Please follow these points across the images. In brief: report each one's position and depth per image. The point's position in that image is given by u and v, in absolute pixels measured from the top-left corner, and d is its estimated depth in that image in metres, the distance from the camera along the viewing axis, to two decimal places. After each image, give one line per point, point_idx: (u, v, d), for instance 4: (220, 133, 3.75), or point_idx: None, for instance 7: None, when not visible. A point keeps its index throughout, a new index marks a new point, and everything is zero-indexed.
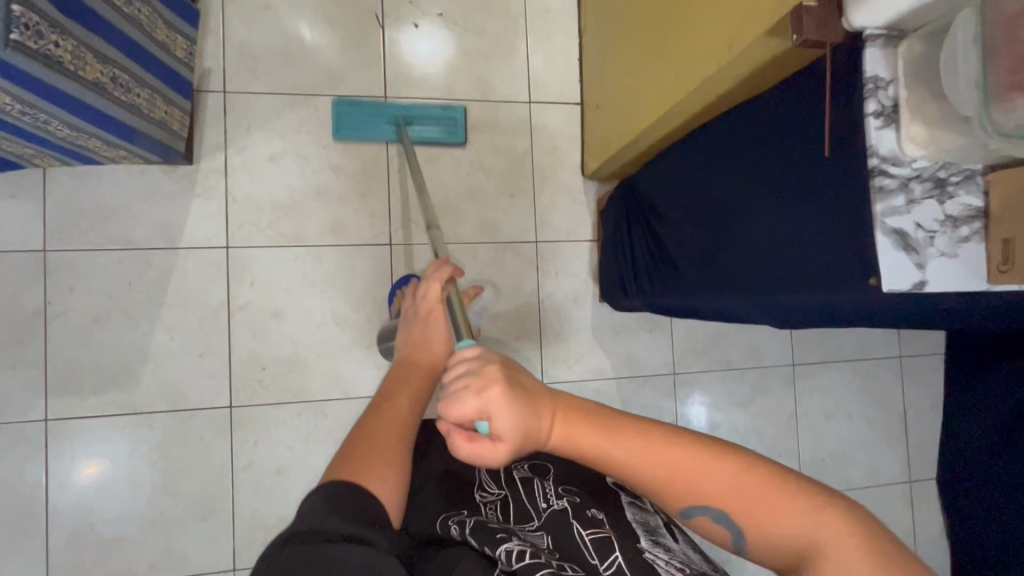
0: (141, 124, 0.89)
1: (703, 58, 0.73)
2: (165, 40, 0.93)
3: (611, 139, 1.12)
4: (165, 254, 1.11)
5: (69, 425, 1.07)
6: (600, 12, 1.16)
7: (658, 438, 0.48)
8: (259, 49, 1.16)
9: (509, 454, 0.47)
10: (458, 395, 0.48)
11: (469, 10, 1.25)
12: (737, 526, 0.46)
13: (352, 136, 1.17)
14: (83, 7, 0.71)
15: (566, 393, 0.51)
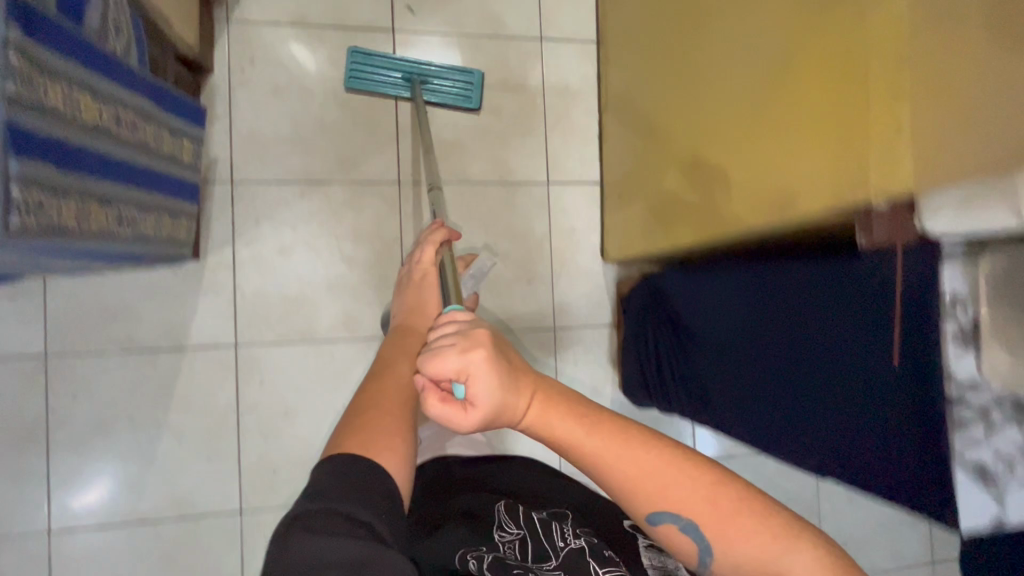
0: (149, 247, 0.84)
1: (758, 196, 0.68)
2: (170, 150, 0.88)
3: (640, 232, 1.07)
4: (171, 355, 1.07)
5: (71, 523, 1.03)
6: (625, 99, 1.13)
7: (635, 448, 0.50)
8: (267, 137, 1.12)
9: (481, 419, 0.49)
10: (442, 352, 0.48)
11: (485, 90, 1.21)
12: (703, 537, 0.50)
13: (363, 87, 1.12)
14: (85, 155, 0.66)
15: (548, 378, 0.53)
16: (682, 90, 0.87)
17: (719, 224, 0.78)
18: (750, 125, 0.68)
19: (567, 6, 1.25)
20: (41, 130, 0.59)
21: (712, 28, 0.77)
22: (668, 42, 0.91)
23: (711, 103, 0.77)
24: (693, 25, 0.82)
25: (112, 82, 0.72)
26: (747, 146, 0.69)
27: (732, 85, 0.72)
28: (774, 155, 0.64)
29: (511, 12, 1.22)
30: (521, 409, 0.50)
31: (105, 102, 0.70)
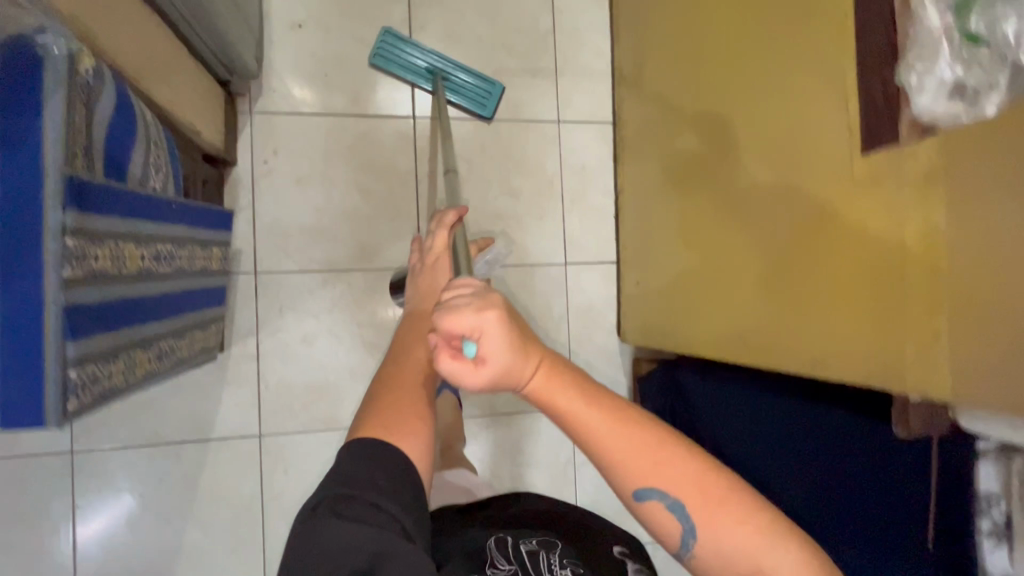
0: (184, 365, 0.85)
1: (790, 298, 0.71)
2: (203, 263, 0.89)
3: (657, 323, 1.10)
4: (197, 446, 1.08)
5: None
6: (645, 191, 1.16)
7: (633, 424, 0.45)
8: (291, 226, 1.13)
9: (488, 382, 0.44)
10: (456, 307, 0.43)
11: (503, 173, 1.24)
12: (689, 523, 0.44)
13: (387, 67, 1.16)
14: (131, 309, 0.67)
15: (564, 359, 0.48)
16: (718, 156, 0.88)
17: (744, 304, 0.81)
18: (794, 216, 0.70)
19: (583, 89, 1.28)
20: (97, 296, 0.60)
21: (758, 103, 0.77)
22: (709, 103, 0.91)
23: (755, 177, 0.78)
24: (739, 90, 0.82)
25: (154, 220, 0.73)
26: (788, 240, 0.71)
27: (779, 168, 0.73)
28: (814, 261, 0.67)
29: (529, 96, 1.25)
30: (528, 376, 0.45)
31: (149, 243, 0.72)
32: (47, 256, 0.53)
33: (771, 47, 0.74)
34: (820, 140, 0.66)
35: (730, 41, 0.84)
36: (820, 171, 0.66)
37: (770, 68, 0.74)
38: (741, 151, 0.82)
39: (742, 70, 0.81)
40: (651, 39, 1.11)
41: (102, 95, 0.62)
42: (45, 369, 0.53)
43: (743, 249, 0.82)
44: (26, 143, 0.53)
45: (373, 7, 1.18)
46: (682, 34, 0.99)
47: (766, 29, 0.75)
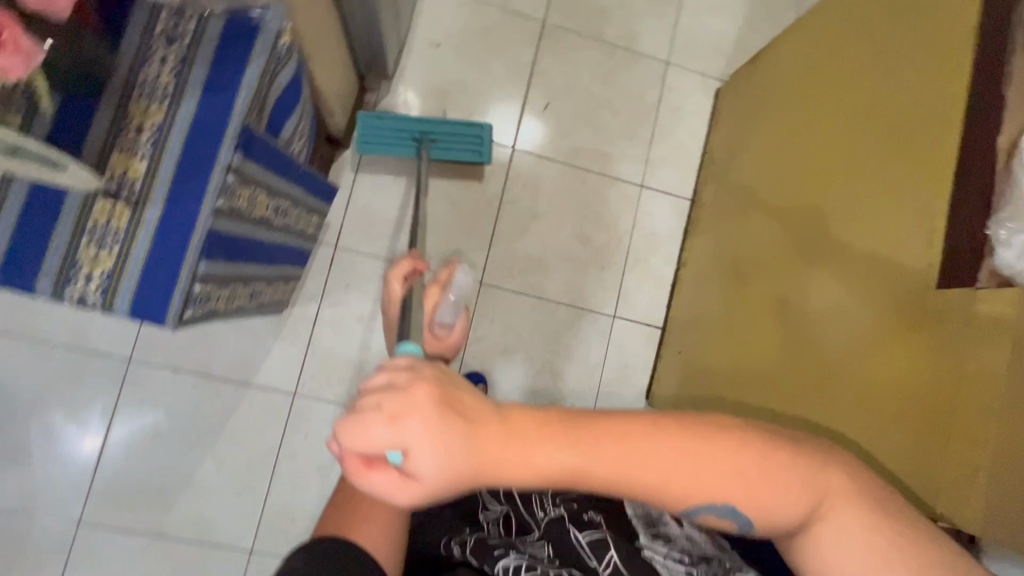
0: (262, 310, 0.93)
1: (835, 384, 0.76)
2: (304, 226, 0.98)
3: (695, 373, 1.15)
4: (235, 388, 1.14)
5: (76, 469, 1.09)
6: (714, 251, 1.22)
7: (647, 449, 0.38)
8: (378, 214, 1.22)
9: (430, 494, 0.36)
10: (365, 421, 0.35)
11: (579, 218, 1.31)
12: (745, 518, 0.40)
13: (376, 152, 1.16)
14: (246, 244, 0.75)
15: (515, 405, 0.38)
16: (793, 239, 0.95)
17: (787, 377, 0.87)
18: (852, 308, 0.76)
19: (671, 163, 1.36)
20: (230, 229, 0.68)
21: (841, 196, 0.84)
22: (794, 188, 0.98)
23: (824, 262, 0.84)
24: (826, 183, 0.89)
25: (285, 179, 0.83)
26: (843, 330, 0.77)
27: (849, 262, 0.79)
28: (867, 355, 0.73)
29: (620, 156, 1.34)
30: (490, 464, 0.36)
31: (276, 197, 0.81)
32: (209, 185, 0.62)
33: (867, 152, 0.81)
34: (898, 246, 0.72)
35: (828, 139, 0.91)
36: (891, 277, 0.72)
37: (861, 171, 0.81)
38: (816, 237, 0.88)
39: (832, 166, 0.88)
40: (751, 131, 1.20)
41: (287, 67, 0.72)
42: (178, 277, 0.62)
43: (801, 331, 0.86)
44: (223, 91, 0.63)
45: (504, 46, 1.31)
46: (785, 128, 1.07)
47: (865, 137, 0.82)
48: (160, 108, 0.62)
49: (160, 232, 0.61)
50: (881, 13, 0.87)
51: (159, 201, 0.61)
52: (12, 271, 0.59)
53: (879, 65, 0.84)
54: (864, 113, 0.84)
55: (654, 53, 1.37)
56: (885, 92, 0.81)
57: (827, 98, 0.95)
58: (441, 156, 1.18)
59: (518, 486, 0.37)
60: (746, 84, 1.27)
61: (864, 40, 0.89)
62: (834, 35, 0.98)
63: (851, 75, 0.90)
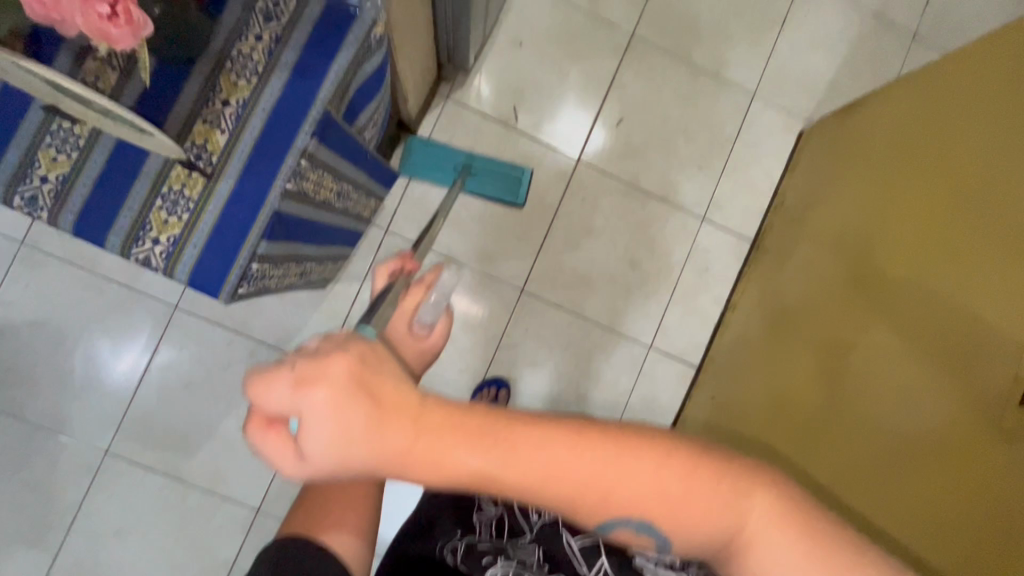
0: (311, 285, 0.94)
1: (902, 474, 0.72)
2: (361, 210, 0.98)
3: (734, 400, 1.13)
4: (269, 351, 1.17)
5: (110, 394, 1.14)
6: (778, 283, 1.18)
7: (559, 456, 0.36)
8: (433, 205, 1.22)
9: (321, 472, 0.35)
10: (270, 378, 0.34)
11: (633, 242, 1.28)
12: (661, 534, 0.38)
13: (418, 174, 1.19)
14: (307, 225, 0.75)
15: (436, 398, 0.36)
16: (866, 311, 0.90)
17: (842, 457, 0.82)
18: (931, 397, 0.72)
19: (738, 199, 1.31)
20: (295, 211, 0.69)
21: (933, 276, 0.79)
22: (873, 257, 0.94)
23: (902, 343, 0.80)
24: (915, 258, 0.84)
25: (353, 164, 0.83)
26: (917, 419, 0.73)
27: (933, 347, 0.75)
28: (939, 446, 0.69)
29: (686, 185, 1.29)
30: (389, 455, 0.34)
31: (341, 181, 0.81)
32: (282, 168, 0.63)
33: (968, 232, 0.76)
34: (989, 335, 0.68)
35: (922, 211, 0.87)
36: (978, 370, 0.67)
37: (958, 251, 0.77)
38: (896, 314, 0.84)
39: (925, 242, 0.83)
40: (832, 185, 1.14)
41: (375, 57, 0.71)
42: (238, 253, 0.62)
43: (871, 380, 0.83)
44: (311, 77, 0.63)
45: (588, 53, 1.28)
46: (875, 172, 1.03)
47: (966, 216, 0.77)
48: (248, 85, 0.62)
49: (228, 208, 0.62)
50: (991, 84, 0.82)
51: (232, 177, 0.62)
52: (87, 223, 0.61)
53: (987, 141, 0.79)
54: (967, 189, 0.79)
55: (742, 83, 1.31)
56: (994, 169, 0.76)
57: (922, 168, 0.90)
58: (475, 190, 1.22)
59: (425, 485, 0.35)
60: (836, 134, 1.20)
61: (972, 110, 0.84)
62: (935, 99, 0.93)
63: (954, 146, 0.85)
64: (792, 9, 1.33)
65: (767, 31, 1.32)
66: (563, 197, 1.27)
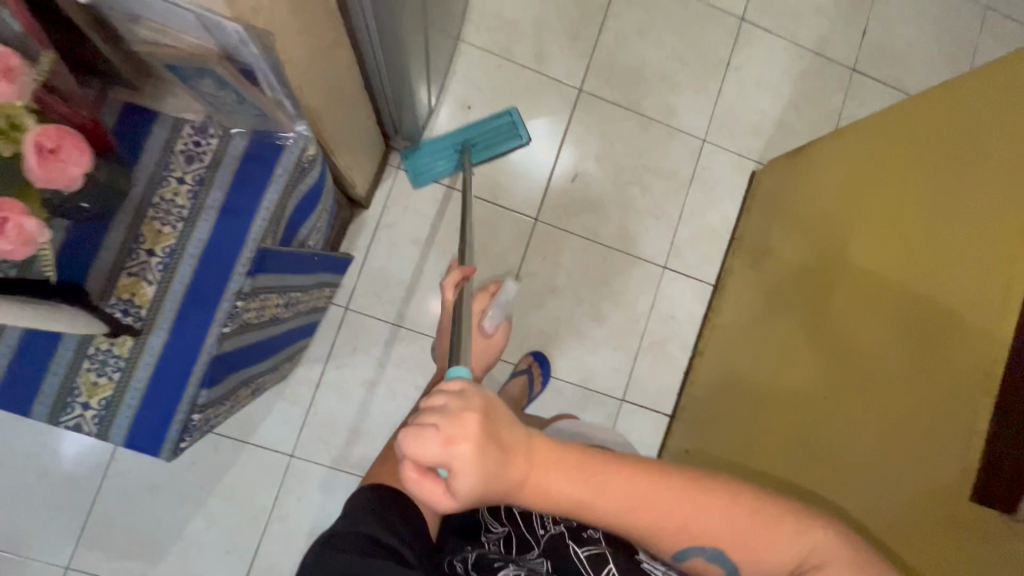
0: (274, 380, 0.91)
1: (890, 492, 0.73)
2: (315, 304, 0.96)
3: (728, 402, 1.14)
4: (233, 445, 1.13)
5: (67, 505, 1.09)
6: (759, 283, 1.19)
7: (650, 495, 0.46)
8: (393, 278, 1.20)
9: (460, 506, 0.42)
10: (421, 435, 0.40)
11: (598, 296, 1.28)
12: (730, 562, 0.49)
13: (430, 178, 1.21)
14: (254, 350, 0.73)
15: (545, 437, 0.45)
16: (832, 364, 0.89)
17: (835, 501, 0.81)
18: (909, 435, 0.72)
19: (697, 245, 1.32)
20: (237, 346, 0.66)
21: (896, 315, 0.80)
22: (840, 286, 0.95)
23: (876, 352, 0.81)
24: (877, 314, 0.84)
25: (299, 273, 0.81)
26: (895, 426, 0.74)
27: (902, 387, 0.75)
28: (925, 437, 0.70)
29: (645, 235, 1.30)
30: (511, 486, 0.43)
31: (288, 293, 0.79)
32: (217, 313, 0.60)
33: (928, 291, 0.76)
34: (962, 398, 0.67)
35: (883, 265, 0.86)
36: (954, 437, 0.67)
37: (919, 284, 0.78)
38: (862, 352, 0.84)
39: (887, 296, 0.83)
40: (799, 195, 1.16)
41: (310, 176, 0.69)
42: (177, 407, 0.59)
43: (854, 373, 0.84)
44: (241, 215, 0.61)
45: (538, 111, 1.27)
46: (846, 169, 1.04)
47: (927, 274, 0.77)
48: (173, 231, 0.60)
49: (162, 362, 0.59)
50: (942, 138, 0.83)
51: (164, 330, 0.59)
52: (9, 395, 0.57)
53: (942, 196, 0.80)
54: (927, 245, 0.79)
55: (692, 129, 1.33)
56: (953, 226, 0.76)
57: (881, 220, 0.90)
58: (487, 158, 1.24)
59: (534, 507, 0.45)
60: (788, 175, 1.21)
61: (925, 163, 0.85)
62: (890, 149, 0.94)
63: (911, 200, 0.85)
64: (735, 52, 1.35)
65: (712, 76, 1.34)
66: (524, 256, 1.26)
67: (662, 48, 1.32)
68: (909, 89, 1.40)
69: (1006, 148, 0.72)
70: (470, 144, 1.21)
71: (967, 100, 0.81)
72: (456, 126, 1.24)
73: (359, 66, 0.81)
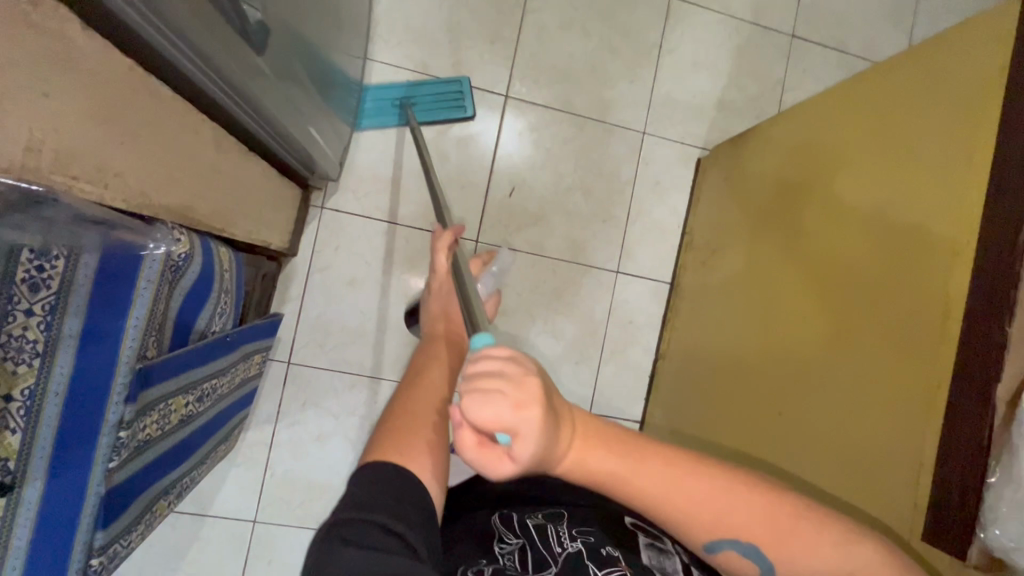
0: (208, 460, 0.87)
1: (851, 456, 0.71)
2: (245, 375, 0.91)
3: (695, 376, 1.11)
4: (190, 520, 1.09)
5: None
6: (714, 254, 1.15)
7: (684, 480, 0.43)
8: (334, 324, 1.14)
9: (516, 477, 0.39)
10: (489, 397, 0.36)
11: (552, 311, 1.23)
12: (767, 562, 0.44)
13: (367, 126, 1.15)
14: (168, 458, 0.69)
15: (586, 411, 0.43)
16: (788, 373, 0.85)
17: (800, 472, 0.79)
18: (870, 397, 0.70)
19: (648, 244, 1.27)
20: (138, 467, 0.63)
21: (853, 271, 0.77)
22: (794, 243, 0.91)
23: (836, 311, 0.78)
24: (830, 297, 0.80)
25: (213, 361, 0.75)
26: (857, 388, 0.72)
27: (864, 345, 0.72)
28: (884, 398, 0.68)
29: (594, 242, 1.24)
30: (559, 456, 0.40)
31: (203, 385, 0.74)
32: (98, 450, 0.56)
33: (878, 303, 0.71)
34: (910, 426, 0.63)
35: (831, 269, 0.81)
36: (902, 462, 0.64)
37: (875, 237, 0.75)
38: (821, 312, 0.81)
39: (844, 251, 0.80)
40: (748, 157, 1.10)
41: (190, 270, 0.64)
42: (71, 555, 0.57)
43: (816, 336, 0.81)
44: (107, 340, 0.56)
45: (463, 125, 1.19)
46: (794, 122, 0.99)
47: (876, 284, 0.73)
48: (30, 369, 0.52)
49: (45, 512, 0.54)
50: (888, 130, 0.77)
51: (40, 479, 0.53)
52: None
53: (888, 193, 0.74)
54: (874, 239, 0.75)
55: (629, 123, 1.26)
56: (905, 183, 0.72)
57: (827, 218, 0.85)
58: (428, 122, 1.17)
59: (571, 478, 0.42)
60: (733, 151, 1.16)
61: (871, 156, 0.79)
62: (836, 94, 0.89)
63: (858, 197, 0.79)
64: (666, 34, 1.27)
65: (645, 62, 1.26)
66: None
67: (588, 40, 1.23)
68: (850, 49, 1.33)
69: (953, 148, 0.66)
70: (410, 103, 1.15)
71: (914, 86, 0.74)
72: (401, 78, 1.17)
73: (230, 133, 0.72)
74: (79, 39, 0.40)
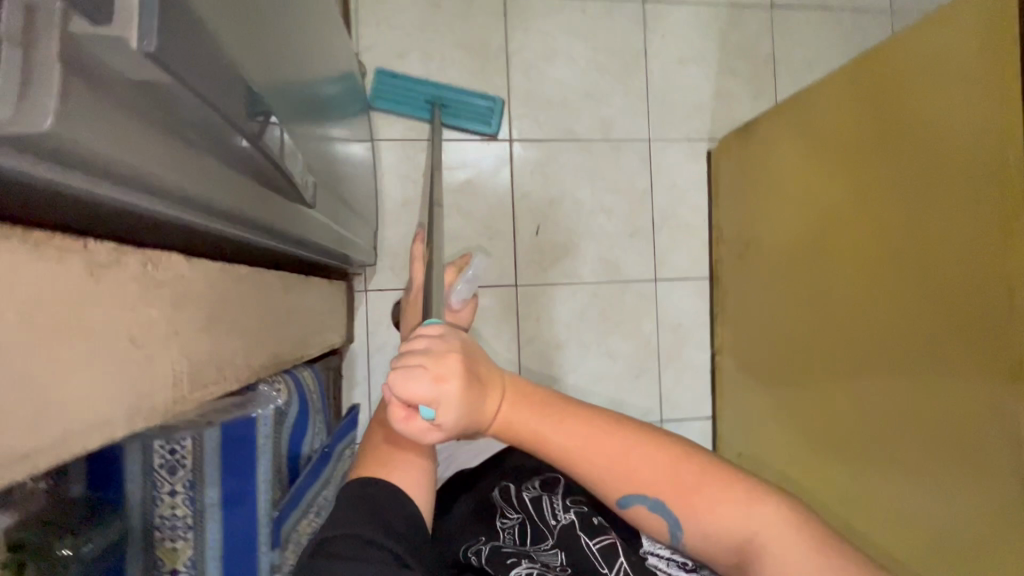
0: None
1: (937, 433, 0.74)
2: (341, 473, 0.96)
3: (757, 367, 1.14)
4: None
5: None
6: (748, 245, 1.16)
7: (603, 437, 0.45)
8: None
9: (443, 443, 0.40)
10: (411, 372, 0.38)
11: (602, 333, 1.26)
12: (674, 518, 0.46)
13: (387, 108, 1.18)
14: None
15: (514, 373, 0.46)
16: (852, 368, 0.88)
17: (887, 453, 0.82)
18: (944, 375, 0.72)
19: (679, 247, 1.29)
20: None
21: (898, 253, 0.79)
22: (827, 229, 0.93)
23: (890, 294, 0.80)
24: (879, 281, 0.82)
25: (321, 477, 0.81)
26: (928, 368, 0.74)
27: (928, 325, 0.74)
28: (962, 377, 0.70)
29: (627, 258, 1.27)
30: (485, 420, 0.42)
31: None
32: None
33: (932, 296, 0.73)
34: (998, 407, 0.66)
35: (872, 251, 0.83)
36: (1001, 436, 0.66)
37: (914, 218, 0.76)
38: (873, 296, 0.83)
39: (882, 233, 0.81)
40: (758, 148, 1.12)
41: (292, 410, 0.69)
42: None
43: (873, 319, 0.83)
44: (244, 500, 0.60)
45: (478, 177, 1.23)
46: (799, 109, 1.00)
47: (924, 276, 0.75)
48: (187, 540, 0.58)
49: None
50: (902, 113, 0.78)
51: None
52: None
53: (917, 173, 0.76)
54: (913, 220, 0.76)
55: (633, 134, 1.27)
56: (934, 163, 0.73)
57: (857, 202, 0.87)
58: (452, 124, 1.20)
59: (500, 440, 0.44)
60: (743, 142, 1.17)
61: (892, 148, 0.80)
62: (840, 78, 0.90)
63: (885, 183, 0.81)
64: (649, 39, 1.28)
65: (635, 71, 1.27)
66: (518, 321, 1.23)
67: (576, 64, 1.26)
68: (835, 5, 1.33)
69: (977, 140, 0.68)
70: (439, 103, 1.18)
71: (921, 63, 0.75)
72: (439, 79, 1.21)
73: (287, 267, 0.76)
74: (189, 272, 0.44)
